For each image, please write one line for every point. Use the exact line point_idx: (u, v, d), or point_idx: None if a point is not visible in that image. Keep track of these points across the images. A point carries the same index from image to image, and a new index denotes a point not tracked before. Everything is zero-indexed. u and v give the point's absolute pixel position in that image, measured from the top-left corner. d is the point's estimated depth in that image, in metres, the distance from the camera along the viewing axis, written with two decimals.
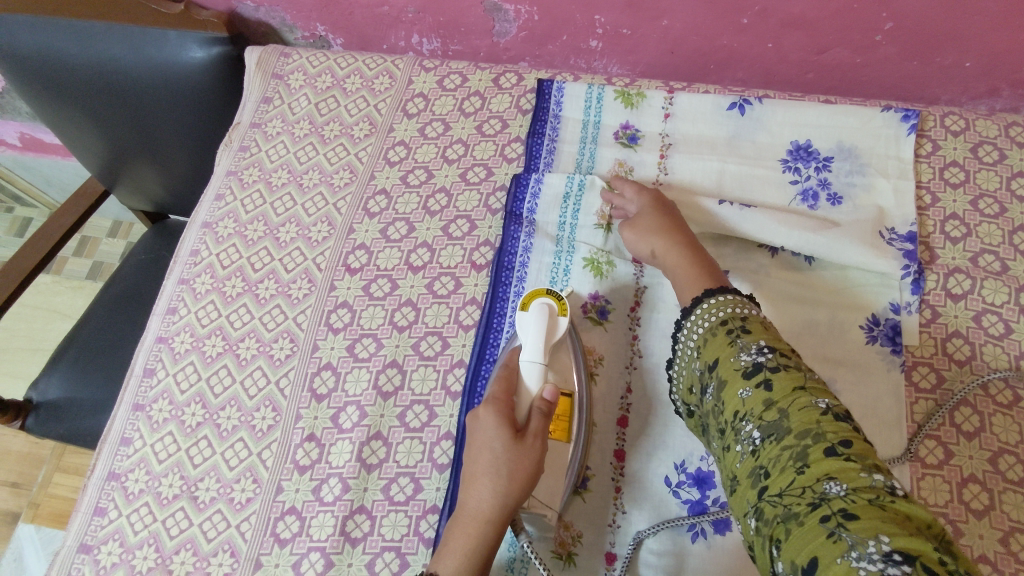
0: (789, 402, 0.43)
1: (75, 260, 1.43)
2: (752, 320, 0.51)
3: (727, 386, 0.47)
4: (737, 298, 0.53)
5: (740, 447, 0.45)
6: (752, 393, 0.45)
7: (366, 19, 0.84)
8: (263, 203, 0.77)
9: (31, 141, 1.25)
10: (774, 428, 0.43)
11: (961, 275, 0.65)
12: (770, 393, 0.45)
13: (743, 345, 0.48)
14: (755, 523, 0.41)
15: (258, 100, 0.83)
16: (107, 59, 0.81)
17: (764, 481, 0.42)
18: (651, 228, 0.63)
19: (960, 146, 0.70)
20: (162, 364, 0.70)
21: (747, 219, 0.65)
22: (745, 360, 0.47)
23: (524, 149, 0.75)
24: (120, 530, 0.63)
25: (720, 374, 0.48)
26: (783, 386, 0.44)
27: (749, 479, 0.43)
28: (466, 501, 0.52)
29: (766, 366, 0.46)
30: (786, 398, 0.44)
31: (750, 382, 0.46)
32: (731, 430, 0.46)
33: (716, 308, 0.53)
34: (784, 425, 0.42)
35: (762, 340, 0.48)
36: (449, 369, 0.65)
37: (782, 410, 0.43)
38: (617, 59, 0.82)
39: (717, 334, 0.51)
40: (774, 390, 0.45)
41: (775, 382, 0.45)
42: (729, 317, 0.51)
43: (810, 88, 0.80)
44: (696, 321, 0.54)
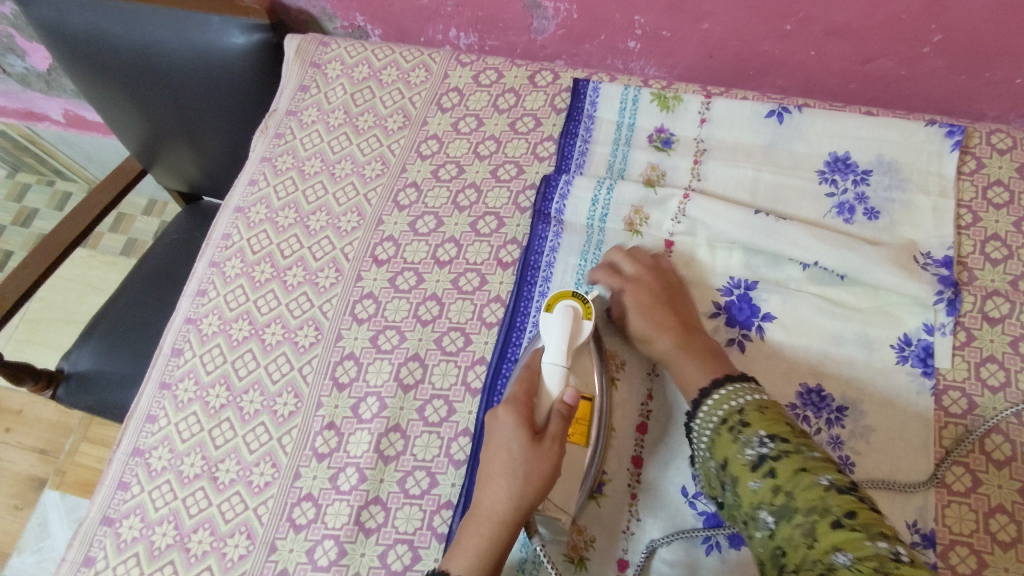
0: (793, 484, 0.43)
1: (111, 236, 1.47)
2: (750, 410, 0.50)
3: (739, 482, 0.47)
4: (738, 389, 0.52)
5: (760, 534, 0.44)
6: (761, 484, 0.45)
7: (405, 11, 0.84)
8: (295, 190, 0.78)
9: (74, 117, 1.28)
10: (783, 511, 0.43)
11: (1000, 298, 0.63)
12: (775, 479, 0.44)
13: (746, 439, 0.48)
14: None
15: (295, 87, 0.84)
16: (151, 41, 0.82)
17: (783, 561, 0.42)
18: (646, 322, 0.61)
19: (1006, 165, 0.68)
20: (189, 345, 0.71)
21: (782, 231, 0.65)
22: (750, 455, 0.47)
23: (556, 149, 0.74)
24: (142, 505, 0.64)
25: (730, 472, 0.48)
26: (786, 471, 0.44)
27: (771, 561, 0.43)
28: (481, 501, 0.52)
29: (769, 457, 0.46)
30: (790, 481, 0.43)
31: (757, 473, 0.46)
32: (750, 522, 0.46)
33: (715, 408, 0.52)
34: (793, 506, 0.42)
35: (762, 430, 0.47)
36: (470, 366, 0.65)
37: (788, 492, 0.43)
38: (655, 60, 0.81)
39: (721, 432, 0.50)
40: (778, 475, 0.44)
41: (778, 469, 0.45)
42: (729, 413, 0.51)
43: (851, 98, 0.78)
44: (701, 424, 0.53)
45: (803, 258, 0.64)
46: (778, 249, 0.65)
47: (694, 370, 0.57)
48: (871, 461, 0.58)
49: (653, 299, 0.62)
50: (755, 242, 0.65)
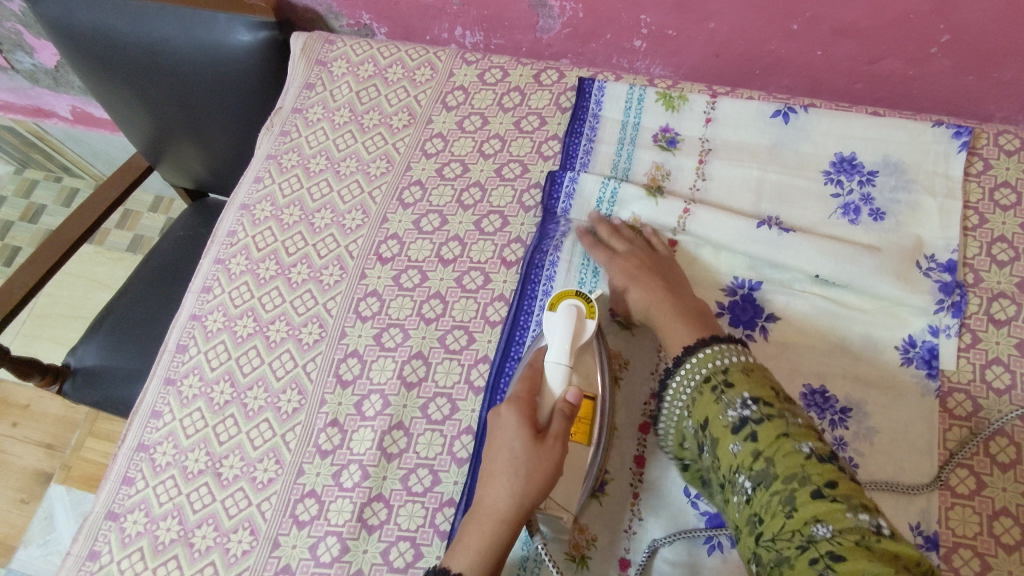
0: (775, 450, 0.45)
1: (117, 233, 1.47)
2: (733, 372, 0.51)
3: (719, 444, 0.49)
4: (719, 348, 0.54)
5: (736, 498, 0.47)
6: (741, 447, 0.47)
7: (411, 10, 0.84)
8: (300, 188, 0.78)
9: (82, 114, 1.29)
10: (763, 477, 0.45)
11: (1006, 300, 0.63)
12: (756, 444, 0.46)
13: (729, 401, 0.49)
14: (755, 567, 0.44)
15: (301, 85, 0.84)
16: (158, 39, 0.83)
17: (759, 527, 0.44)
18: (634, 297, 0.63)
19: (1014, 166, 0.68)
20: (194, 341, 0.71)
21: (784, 245, 0.64)
22: (732, 417, 0.49)
23: (561, 148, 0.74)
24: (146, 500, 0.64)
25: (711, 432, 0.50)
26: (768, 437, 0.46)
27: (746, 525, 0.46)
28: (483, 499, 0.52)
29: (751, 420, 0.47)
30: (771, 446, 0.46)
31: (738, 436, 0.48)
32: (727, 482, 0.48)
33: (698, 366, 0.54)
34: (772, 471, 0.45)
35: (746, 392, 0.49)
36: (474, 364, 0.65)
37: (769, 458, 0.45)
38: (661, 60, 0.80)
39: (704, 392, 0.52)
40: (759, 440, 0.46)
41: (760, 433, 0.47)
42: (711, 373, 0.52)
43: (858, 99, 0.78)
44: (682, 381, 0.55)
45: (805, 269, 0.64)
46: (779, 261, 0.65)
47: (678, 324, 0.58)
48: (874, 463, 0.58)
49: (642, 262, 0.64)
50: (756, 252, 0.65)
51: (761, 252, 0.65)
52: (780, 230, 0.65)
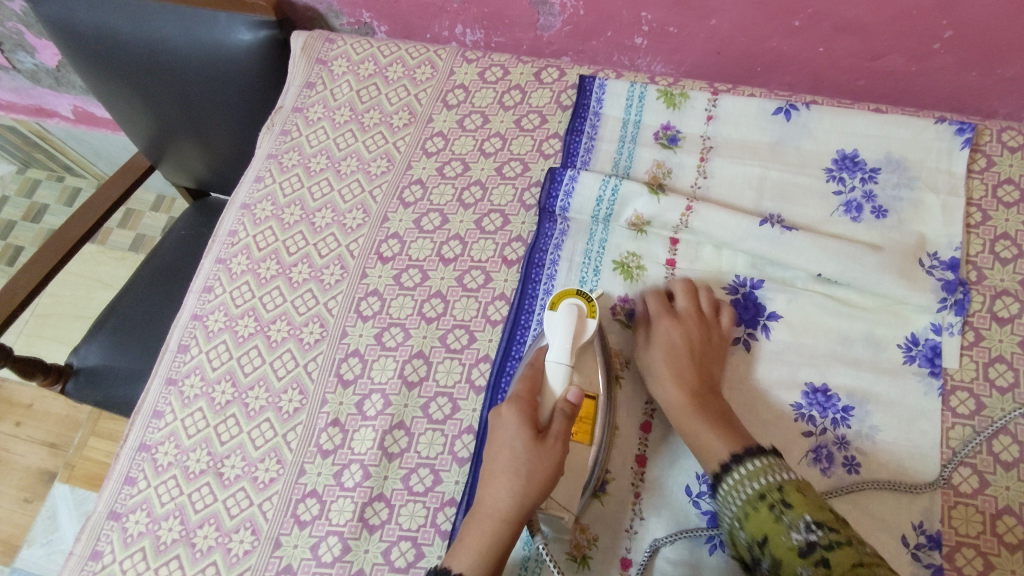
0: None
1: (119, 232, 1.48)
2: (790, 489, 0.49)
3: (783, 566, 0.47)
4: (765, 462, 0.52)
5: None
6: (811, 574, 0.45)
7: (411, 8, 0.84)
8: (301, 187, 0.78)
9: (83, 114, 1.29)
10: None
11: (1009, 298, 0.63)
12: (829, 570, 0.45)
13: (790, 522, 0.48)
14: None
15: (301, 84, 0.84)
16: (159, 39, 0.83)
17: None
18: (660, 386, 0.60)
19: (1017, 163, 0.68)
20: (196, 341, 0.71)
21: (786, 243, 0.64)
22: (798, 540, 0.47)
23: (562, 146, 0.74)
24: (148, 500, 0.64)
25: (772, 552, 0.48)
26: (842, 563, 0.45)
27: None
28: (484, 498, 0.52)
29: (820, 545, 0.46)
30: (848, 572, 0.44)
31: (807, 560, 0.46)
32: None
33: (749, 478, 0.51)
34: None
35: (807, 514, 0.48)
36: (475, 363, 0.65)
37: None
38: (662, 57, 0.80)
39: (759, 507, 0.50)
40: (832, 565, 0.45)
41: (832, 559, 0.45)
42: (765, 488, 0.50)
43: (861, 95, 0.77)
44: (729, 492, 0.52)
45: (807, 266, 0.64)
46: (780, 258, 0.64)
47: (705, 439, 0.55)
48: (877, 462, 0.58)
49: (679, 344, 0.60)
50: (758, 250, 0.65)
51: (761, 251, 0.65)
52: (782, 228, 0.64)
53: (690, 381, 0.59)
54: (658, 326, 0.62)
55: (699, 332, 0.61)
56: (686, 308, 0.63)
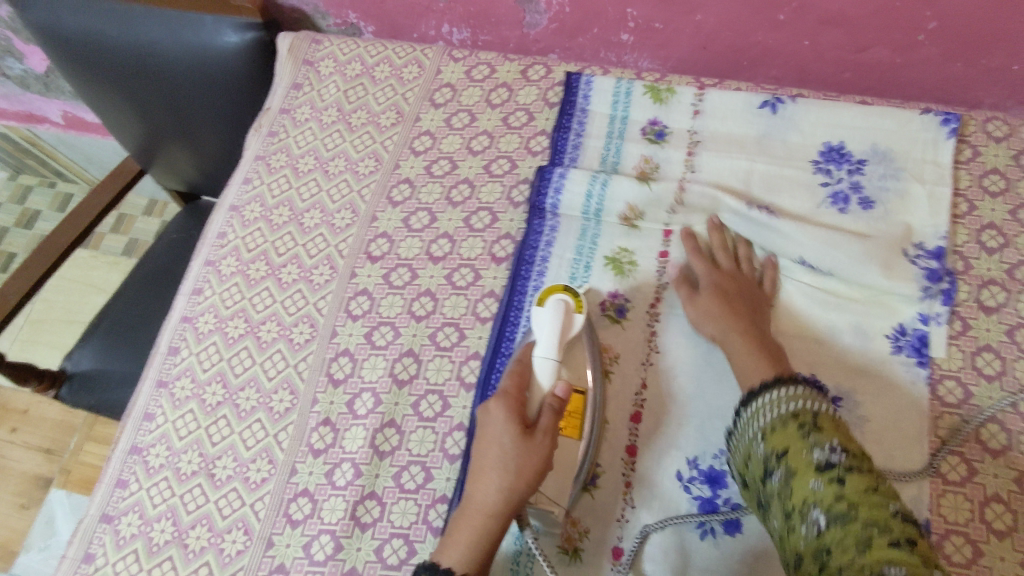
0: (860, 497, 0.42)
1: (112, 237, 1.48)
2: (826, 416, 0.48)
3: (796, 477, 0.46)
4: (810, 391, 0.50)
5: (804, 531, 0.43)
6: (822, 486, 0.44)
7: (397, 7, 0.84)
8: (290, 188, 0.78)
9: (74, 119, 1.29)
10: (840, 516, 0.42)
11: (996, 287, 0.63)
12: (842, 488, 0.43)
13: (817, 440, 0.46)
14: None
15: (288, 85, 0.84)
16: (145, 42, 0.82)
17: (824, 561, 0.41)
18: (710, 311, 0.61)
19: (1002, 153, 0.68)
20: (186, 343, 0.71)
21: (774, 228, 0.65)
22: (819, 457, 0.45)
23: (550, 143, 0.74)
24: (140, 502, 0.64)
25: (789, 463, 0.46)
26: (857, 485, 0.43)
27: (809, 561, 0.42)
28: (473, 494, 0.52)
29: (840, 466, 0.44)
30: (859, 495, 0.42)
31: (822, 475, 0.44)
32: (796, 515, 0.45)
33: (786, 400, 0.50)
34: (853, 514, 0.42)
35: (836, 438, 0.46)
36: (465, 360, 0.65)
37: (852, 504, 0.42)
38: (648, 53, 0.80)
39: (789, 424, 0.48)
40: (846, 485, 0.43)
41: (848, 479, 0.43)
42: (801, 409, 0.49)
43: (847, 88, 0.77)
44: (762, 408, 0.51)
45: (794, 253, 0.65)
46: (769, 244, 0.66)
47: (754, 362, 0.56)
48: (865, 450, 0.58)
49: (732, 291, 0.62)
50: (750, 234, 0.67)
51: (756, 235, 0.67)
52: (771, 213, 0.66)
53: (742, 316, 0.60)
54: (706, 279, 0.64)
55: (745, 288, 0.63)
56: (732, 266, 0.65)
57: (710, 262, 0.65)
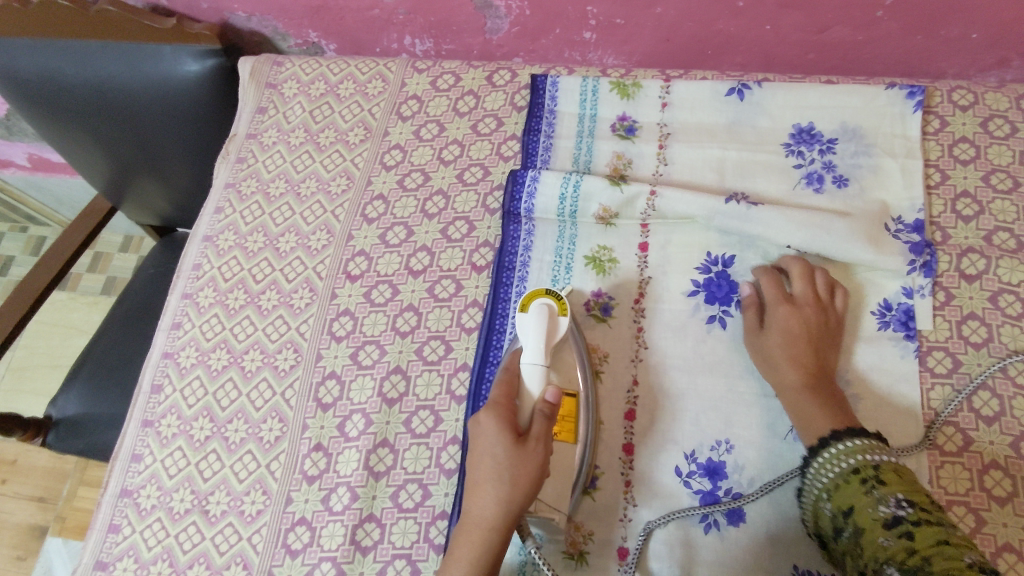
0: (930, 550, 0.44)
1: (89, 277, 1.45)
2: (886, 468, 0.50)
3: (865, 533, 0.48)
4: (870, 441, 0.52)
5: None
6: (894, 542, 0.46)
7: (357, 23, 0.83)
8: (262, 214, 0.77)
9: (39, 161, 1.27)
10: (913, 569, 0.44)
11: (975, 255, 0.63)
12: (913, 542, 0.46)
13: (881, 496, 0.49)
14: None
15: (253, 110, 0.83)
16: (103, 76, 0.81)
17: None
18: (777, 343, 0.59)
19: (969, 121, 0.68)
20: (169, 380, 0.70)
21: (753, 219, 0.64)
22: (885, 512, 0.48)
23: (521, 147, 0.74)
24: (135, 546, 0.63)
25: (856, 520, 0.49)
26: (927, 539, 0.45)
27: None
28: (471, 510, 0.51)
29: (908, 519, 0.47)
30: (929, 548, 0.45)
31: (892, 531, 0.47)
32: (870, 572, 0.47)
33: (847, 454, 0.52)
34: (927, 569, 0.44)
35: (900, 492, 0.48)
36: (454, 373, 0.64)
37: (925, 556, 0.44)
38: (612, 49, 0.80)
39: (850, 480, 0.51)
40: (917, 539, 0.46)
41: (918, 533, 0.46)
42: (861, 464, 0.51)
43: (811, 69, 0.78)
44: (823, 464, 0.53)
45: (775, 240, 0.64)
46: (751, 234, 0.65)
47: (821, 417, 0.55)
48: None
49: (797, 331, 0.59)
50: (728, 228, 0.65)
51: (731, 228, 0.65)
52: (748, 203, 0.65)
53: (805, 365, 0.58)
54: (773, 312, 0.61)
55: (816, 318, 0.60)
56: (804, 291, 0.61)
57: (783, 289, 0.62)
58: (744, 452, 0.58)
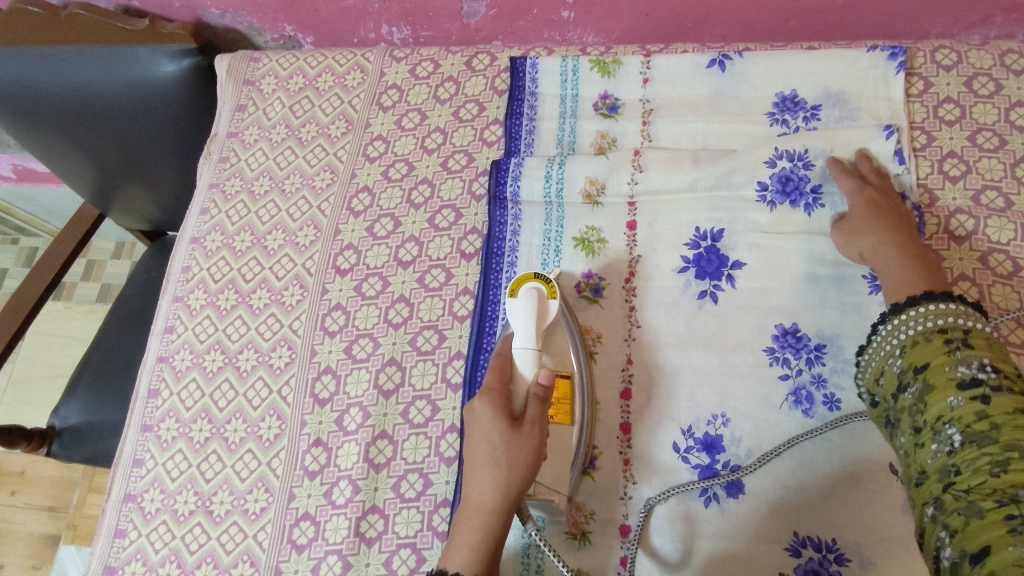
0: (1004, 418, 0.42)
1: (84, 285, 1.45)
2: (977, 334, 0.47)
3: (933, 391, 0.46)
4: (961, 308, 0.49)
5: (935, 446, 0.44)
6: (963, 403, 0.44)
7: (332, 14, 0.82)
8: (248, 213, 0.77)
9: (24, 172, 1.26)
10: (979, 435, 0.42)
11: (964, 215, 0.63)
12: (986, 405, 0.43)
13: (963, 358, 0.46)
14: (932, 511, 0.42)
15: (232, 108, 0.83)
16: (80, 82, 0.81)
17: (953, 478, 0.42)
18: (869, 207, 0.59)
19: (953, 81, 0.68)
20: (166, 384, 0.70)
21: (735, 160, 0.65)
22: (962, 373, 0.45)
23: (504, 131, 0.73)
24: (142, 549, 0.64)
25: (927, 378, 0.46)
26: (1003, 405, 0.42)
27: (937, 473, 0.43)
28: (470, 495, 0.52)
29: (987, 384, 0.44)
30: (1002, 414, 0.42)
31: (963, 392, 0.44)
32: (928, 430, 0.45)
33: (933, 316, 0.49)
34: (994, 434, 0.41)
35: (986, 357, 0.45)
36: (448, 362, 0.64)
37: (996, 423, 0.42)
38: (592, 27, 0.79)
39: (933, 339, 0.48)
40: (990, 405, 0.43)
41: (994, 398, 0.43)
42: (949, 326, 0.48)
43: (793, 36, 0.77)
44: (904, 322, 0.51)
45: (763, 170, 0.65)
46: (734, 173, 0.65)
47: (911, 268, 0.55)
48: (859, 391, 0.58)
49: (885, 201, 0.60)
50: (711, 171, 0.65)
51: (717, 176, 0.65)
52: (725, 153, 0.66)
53: (897, 227, 0.58)
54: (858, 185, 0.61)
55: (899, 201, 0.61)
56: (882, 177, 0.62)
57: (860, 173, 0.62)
58: (741, 425, 0.58)
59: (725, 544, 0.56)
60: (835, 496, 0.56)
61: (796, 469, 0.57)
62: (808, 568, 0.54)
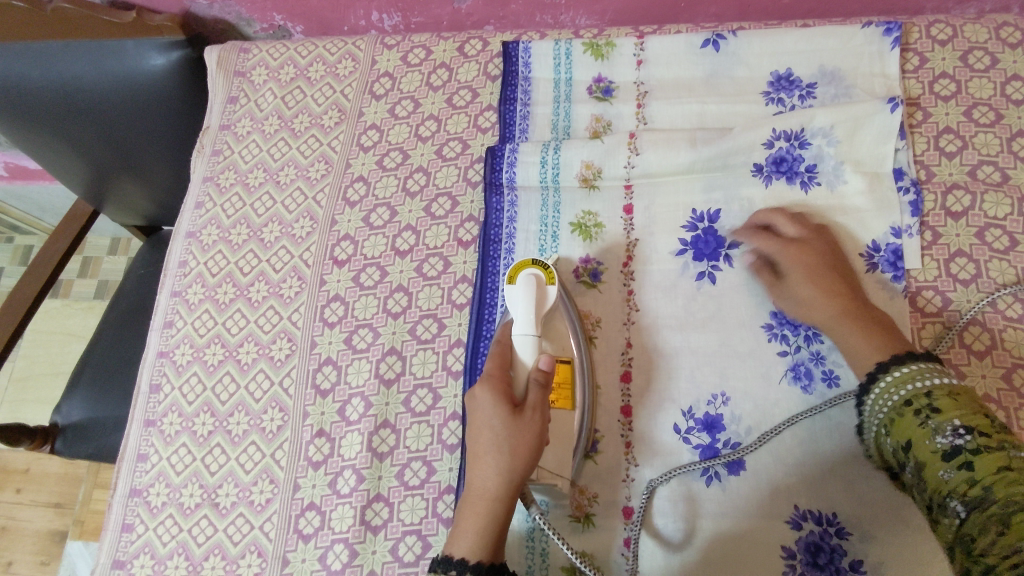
0: (995, 480, 0.40)
1: (81, 282, 1.45)
2: (939, 393, 0.46)
3: (926, 467, 0.44)
4: (922, 366, 0.48)
5: (948, 522, 0.41)
6: (954, 474, 0.42)
7: (322, 3, 0.81)
8: (243, 205, 0.77)
9: (16, 168, 1.25)
10: (978, 499, 0.40)
11: (960, 191, 0.62)
12: (973, 472, 0.41)
13: (936, 426, 0.44)
14: None
15: (223, 100, 0.82)
16: (68, 76, 0.80)
17: (969, 546, 0.39)
18: (801, 276, 0.58)
19: (949, 55, 0.67)
20: (167, 378, 0.70)
21: (736, 138, 0.65)
22: (942, 443, 0.43)
23: (498, 118, 0.73)
24: (150, 543, 0.64)
25: (915, 455, 0.45)
26: (988, 466, 0.40)
27: (959, 548, 0.40)
28: (473, 481, 0.52)
29: (967, 448, 0.42)
30: (992, 476, 0.40)
31: (950, 463, 0.42)
32: (936, 507, 0.42)
33: (896, 386, 0.48)
34: (991, 497, 0.39)
35: (956, 418, 0.44)
36: (449, 349, 0.64)
37: (987, 487, 0.40)
38: (585, 9, 0.78)
39: (904, 412, 0.47)
40: (976, 469, 0.41)
41: (977, 463, 0.41)
42: (912, 394, 0.47)
43: (788, 14, 0.76)
44: (876, 398, 0.50)
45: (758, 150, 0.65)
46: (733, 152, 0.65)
47: (868, 341, 0.54)
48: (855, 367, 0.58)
49: (816, 265, 0.58)
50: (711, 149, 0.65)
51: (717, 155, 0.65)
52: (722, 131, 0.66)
53: (837, 293, 0.57)
54: (781, 258, 0.60)
55: (825, 247, 0.59)
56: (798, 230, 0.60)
57: (778, 235, 0.61)
58: (741, 405, 0.59)
59: (727, 523, 0.56)
60: (836, 475, 0.56)
61: (796, 449, 0.57)
62: (809, 541, 0.55)
